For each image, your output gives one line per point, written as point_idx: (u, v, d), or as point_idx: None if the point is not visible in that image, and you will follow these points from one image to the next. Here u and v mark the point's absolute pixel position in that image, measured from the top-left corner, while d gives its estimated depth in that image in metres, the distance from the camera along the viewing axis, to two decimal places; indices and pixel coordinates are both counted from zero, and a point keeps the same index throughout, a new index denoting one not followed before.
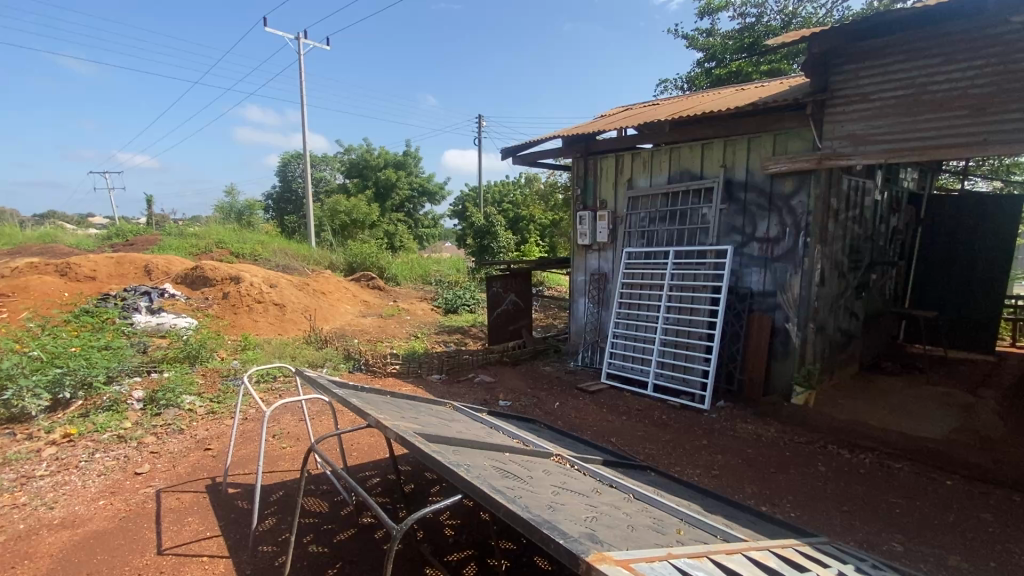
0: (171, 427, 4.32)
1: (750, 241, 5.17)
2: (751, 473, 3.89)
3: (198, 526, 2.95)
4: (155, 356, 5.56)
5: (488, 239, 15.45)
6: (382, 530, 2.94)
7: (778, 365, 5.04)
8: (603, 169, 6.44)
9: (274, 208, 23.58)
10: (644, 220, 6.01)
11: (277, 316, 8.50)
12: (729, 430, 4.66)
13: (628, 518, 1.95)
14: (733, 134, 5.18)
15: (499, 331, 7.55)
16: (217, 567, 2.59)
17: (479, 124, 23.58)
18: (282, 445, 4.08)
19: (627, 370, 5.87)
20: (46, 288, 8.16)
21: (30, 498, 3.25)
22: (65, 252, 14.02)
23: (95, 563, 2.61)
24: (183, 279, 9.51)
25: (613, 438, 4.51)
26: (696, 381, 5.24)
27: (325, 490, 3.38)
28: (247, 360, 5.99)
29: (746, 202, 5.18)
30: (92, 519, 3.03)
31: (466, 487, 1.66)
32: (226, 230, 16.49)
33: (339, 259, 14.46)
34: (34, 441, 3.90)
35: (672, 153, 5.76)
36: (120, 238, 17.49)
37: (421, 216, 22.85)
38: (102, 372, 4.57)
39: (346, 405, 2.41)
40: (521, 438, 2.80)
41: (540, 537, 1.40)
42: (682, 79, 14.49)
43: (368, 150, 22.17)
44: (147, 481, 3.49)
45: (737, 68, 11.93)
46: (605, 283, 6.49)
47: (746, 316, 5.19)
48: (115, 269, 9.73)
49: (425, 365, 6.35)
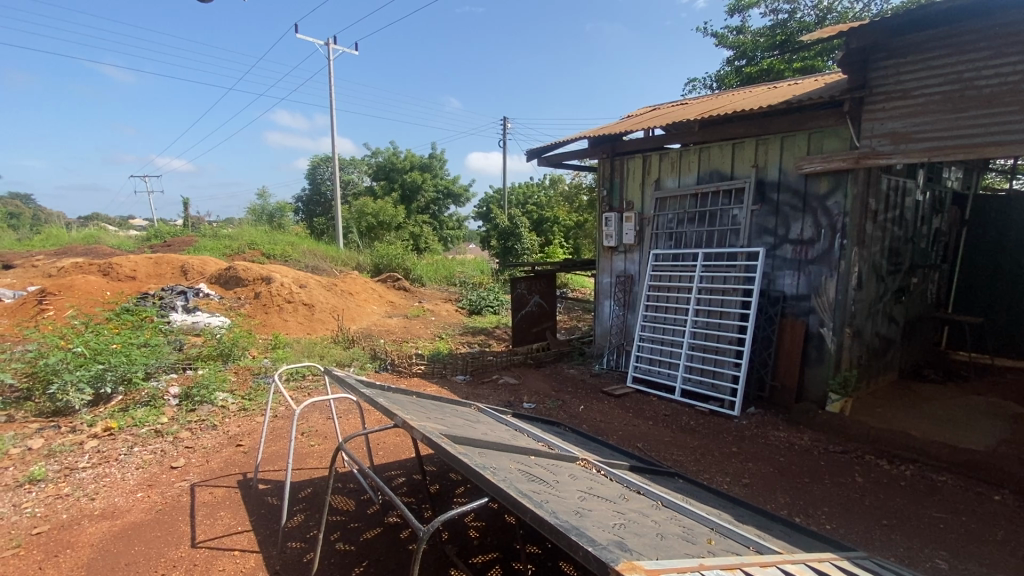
0: (204, 423, 4.44)
1: (783, 243, 5.02)
2: (784, 482, 3.77)
3: (230, 520, 3.03)
4: (190, 354, 5.74)
5: (512, 241, 15.44)
6: (407, 530, 2.95)
7: (812, 371, 4.88)
8: (630, 169, 6.35)
9: (304, 210, 24.17)
10: (672, 221, 5.91)
11: (306, 315, 8.66)
12: (760, 437, 4.53)
13: (657, 526, 1.90)
14: (766, 133, 5.03)
15: (524, 332, 7.55)
16: (247, 562, 2.64)
17: (504, 126, 23.65)
18: (310, 443, 4.16)
19: (653, 373, 5.79)
20: (90, 286, 8.53)
21: (72, 489, 3.39)
22: (107, 252, 14.78)
23: (133, 554, 2.69)
24: (217, 279, 9.80)
25: (639, 444, 4.45)
26: (726, 387, 5.11)
27: (351, 489, 3.42)
28: (278, 359, 6.12)
29: (779, 202, 5.03)
30: (131, 511, 3.14)
31: (493, 490, 1.65)
32: (257, 232, 17.00)
33: (366, 259, 14.70)
34: (78, 434, 4.07)
35: (701, 153, 5.64)
36: (160, 238, 18.39)
37: (446, 217, 23.08)
38: (140, 368, 4.74)
39: (373, 405, 2.43)
40: (546, 441, 2.77)
41: (568, 543, 1.38)
42: (712, 78, 14.31)
43: (395, 153, 22.47)
44: (182, 475, 3.59)
45: (768, 66, 11.69)
46: (631, 285, 6.40)
47: (778, 319, 5.04)
48: (153, 269, 10.10)
49: (449, 366, 6.39)
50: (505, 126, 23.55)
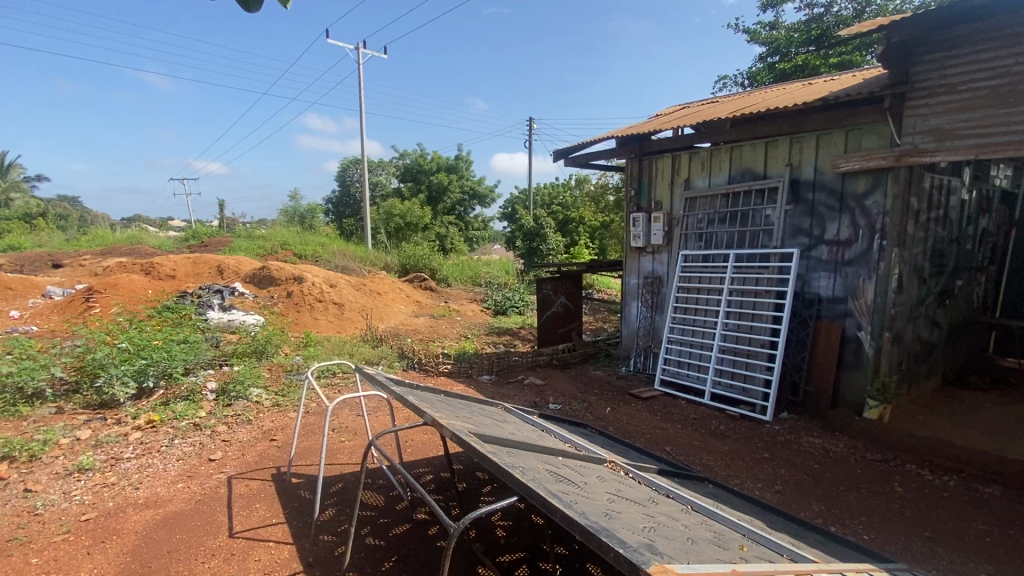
0: (240, 418, 4.59)
1: (818, 243, 4.89)
2: (818, 490, 3.67)
3: (265, 512, 3.12)
4: (226, 350, 5.93)
5: (538, 242, 15.42)
6: (435, 527, 2.99)
7: (847, 376, 4.74)
8: (658, 169, 6.28)
9: (333, 212, 24.71)
10: (702, 221, 5.81)
11: (335, 314, 8.84)
12: (793, 444, 4.41)
13: (687, 530, 1.88)
14: (801, 132, 4.90)
15: (549, 333, 7.54)
16: (281, 553, 2.72)
17: (530, 127, 23.71)
18: (341, 438, 4.25)
19: (682, 376, 5.69)
20: (133, 284, 8.91)
21: (118, 478, 3.55)
22: (148, 253, 15.41)
23: (174, 542, 2.81)
24: (251, 279, 10.10)
25: (667, 447, 4.39)
26: (757, 391, 5.00)
27: (380, 485, 3.48)
28: (309, 356, 6.26)
29: (815, 202, 4.89)
30: (173, 501, 3.27)
31: (522, 489, 1.66)
32: (289, 232, 17.43)
33: (393, 260, 14.92)
34: (123, 426, 4.25)
35: (732, 152, 5.53)
36: (197, 239, 19.08)
37: (471, 218, 23.24)
38: (180, 364, 4.92)
39: (403, 403, 2.47)
40: (573, 443, 2.77)
41: (598, 544, 1.38)
42: (743, 75, 14.03)
43: (422, 155, 22.74)
44: (220, 468, 3.72)
45: (803, 62, 11.38)
46: (659, 286, 6.32)
47: (812, 322, 4.90)
48: (192, 269, 10.48)
49: (475, 366, 6.44)
50: (530, 127, 23.59)
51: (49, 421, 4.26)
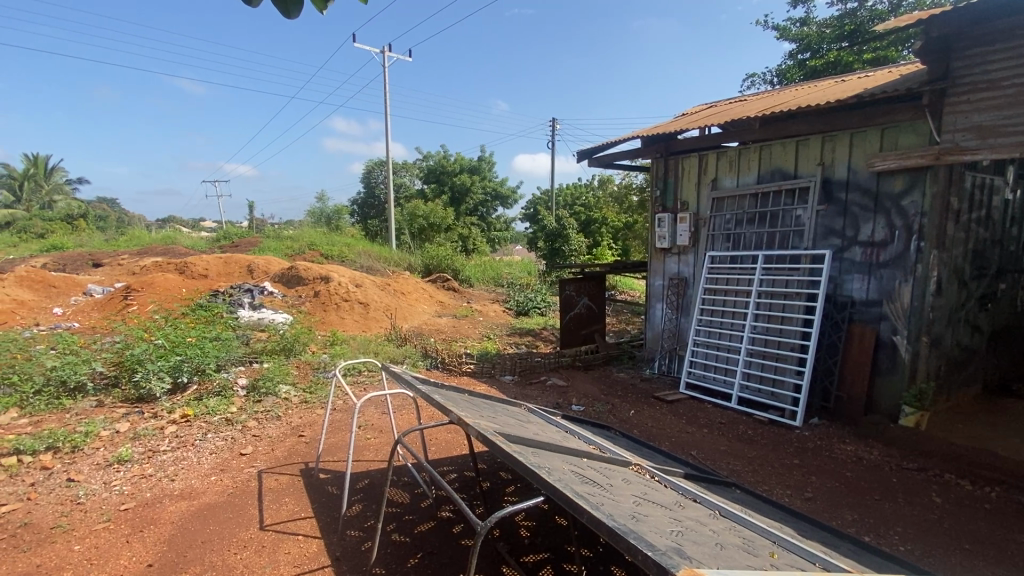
0: (270, 414, 4.71)
1: (851, 245, 4.75)
2: (851, 499, 3.56)
3: (294, 506, 3.19)
4: (257, 348, 6.08)
5: (560, 242, 15.38)
6: (459, 526, 3.01)
7: (882, 382, 4.59)
8: (684, 169, 6.20)
9: (358, 213, 25.14)
10: (730, 222, 5.71)
11: (360, 314, 8.98)
12: (825, 450, 4.29)
13: (715, 535, 1.85)
14: (833, 130, 4.77)
15: (572, 334, 7.50)
16: (310, 546, 2.78)
17: (552, 128, 23.67)
18: (366, 435, 4.32)
19: (708, 379, 5.60)
20: (168, 283, 9.22)
21: (154, 470, 3.67)
22: (182, 253, 15.93)
23: (209, 533, 2.90)
24: (280, 278, 10.33)
25: (693, 451, 4.32)
26: (787, 396, 4.88)
27: (405, 482, 3.52)
28: (336, 355, 6.38)
29: (848, 202, 4.75)
30: (206, 493, 3.37)
31: (548, 489, 1.66)
32: (316, 233, 17.78)
33: (416, 261, 15.08)
34: (159, 419, 4.41)
35: (762, 151, 5.41)
36: (228, 240, 19.63)
37: (493, 219, 23.35)
38: (213, 360, 5.08)
39: (428, 401, 2.49)
40: (597, 445, 2.75)
41: (626, 546, 1.37)
42: (773, 73, 13.76)
43: (445, 156, 22.95)
44: (251, 462, 3.83)
45: (836, 58, 11.09)
46: (685, 288, 6.24)
47: (845, 326, 4.76)
48: (223, 269, 10.78)
49: (498, 366, 6.46)
50: (553, 128, 23.59)
51: (90, 414, 4.44)
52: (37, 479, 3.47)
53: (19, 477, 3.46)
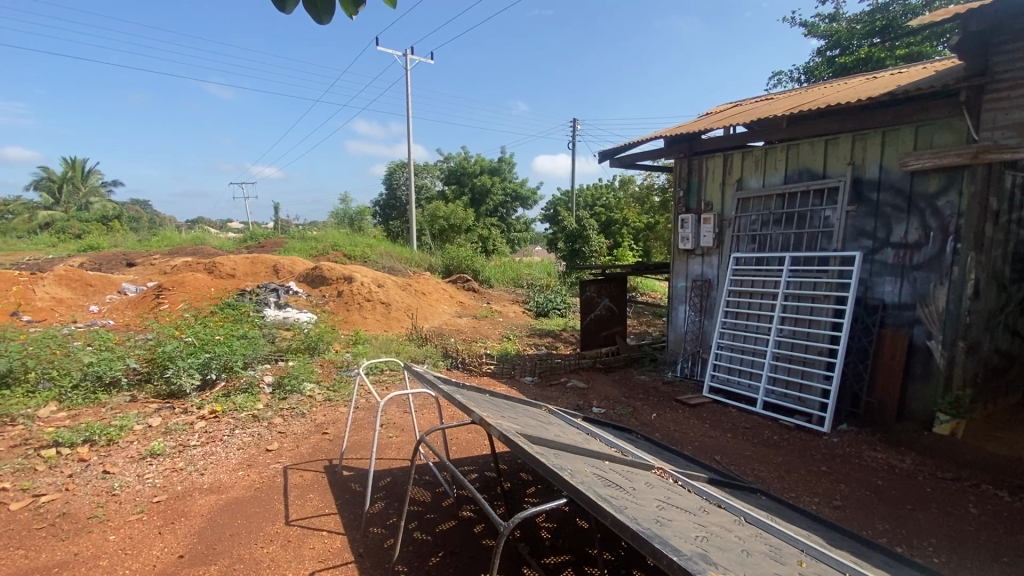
0: (295, 411, 4.80)
1: (883, 246, 4.61)
2: (882, 508, 3.46)
3: (318, 502, 3.25)
4: (282, 346, 6.21)
5: (580, 243, 15.30)
6: (480, 526, 3.02)
7: (915, 388, 4.45)
8: (709, 169, 6.11)
9: (380, 214, 25.47)
10: (756, 223, 5.60)
11: (382, 313, 9.10)
12: (854, 458, 4.17)
13: (741, 542, 1.82)
14: (865, 128, 4.64)
15: (592, 336, 7.45)
16: (334, 542, 2.83)
17: (573, 128, 23.59)
18: (389, 434, 4.37)
19: (732, 383, 5.50)
20: (197, 282, 9.48)
21: (185, 464, 3.78)
22: (210, 253, 16.37)
23: (237, 526, 2.97)
24: (304, 279, 10.53)
25: (717, 456, 4.25)
26: (814, 401, 4.76)
27: (427, 481, 3.55)
28: (358, 354, 6.47)
29: (880, 203, 4.62)
30: (235, 487, 3.46)
31: (572, 491, 1.66)
32: (339, 234, 18.06)
33: (437, 262, 15.20)
34: (189, 415, 4.54)
35: (789, 151, 5.30)
36: (254, 240, 20.08)
37: (513, 220, 23.39)
38: (240, 358, 5.20)
39: (450, 401, 2.51)
40: (619, 448, 2.73)
41: (651, 551, 1.36)
42: (800, 71, 13.47)
43: (466, 157, 23.07)
44: (277, 458, 3.91)
45: (867, 55, 10.80)
46: (709, 290, 6.15)
47: (876, 330, 4.63)
48: (250, 269, 11.03)
49: (518, 367, 6.47)
50: (574, 129, 23.52)
51: (125, 408, 4.59)
52: (75, 471, 3.60)
53: (58, 469, 3.60)
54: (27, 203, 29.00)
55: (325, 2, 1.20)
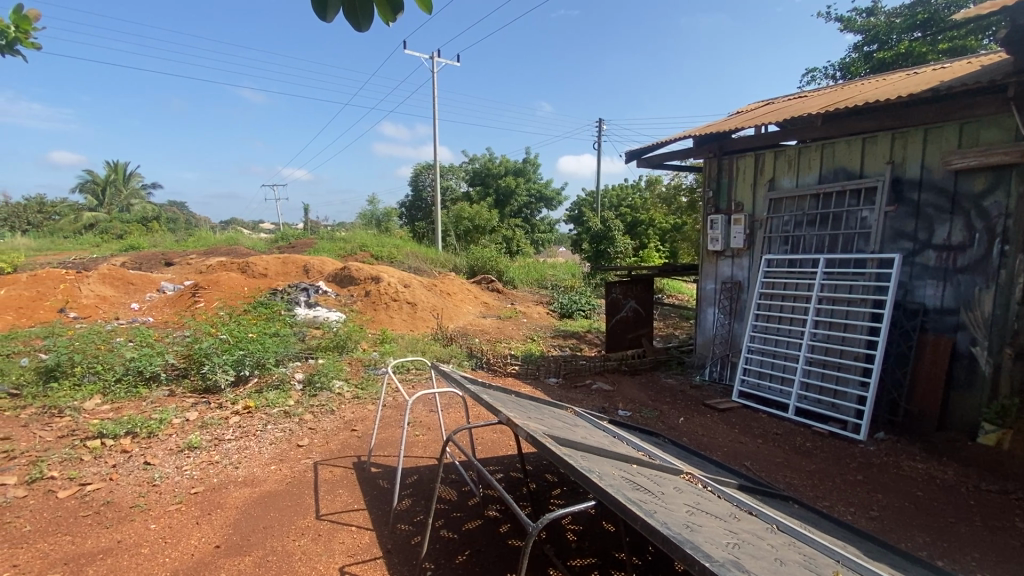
0: (324, 408, 4.91)
1: (924, 249, 4.44)
2: (922, 520, 3.33)
3: (347, 498, 3.31)
4: (312, 344, 6.35)
5: (605, 244, 15.20)
6: (506, 526, 3.03)
7: (958, 397, 4.28)
8: (740, 169, 5.99)
9: (406, 216, 25.81)
10: (788, 224, 5.46)
11: (408, 313, 9.22)
12: (892, 467, 4.02)
13: (774, 550, 1.78)
14: (905, 126, 4.48)
15: (617, 338, 7.39)
16: (363, 537, 2.88)
17: (599, 128, 23.43)
18: (416, 432, 4.42)
19: (763, 388, 5.38)
20: (231, 281, 9.78)
21: (220, 457, 3.91)
22: (243, 253, 16.89)
23: (270, 519, 3.06)
24: (333, 278, 10.74)
25: (747, 462, 4.16)
26: (850, 408, 4.61)
27: (453, 479, 3.58)
28: (385, 352, 6.58)
29: (921, 203, 4.45)
30: (267, 481, 3.56)
31: (601, 494, 1.65)
32: (366, 235, 18.37)
33: (462, 262, 15.31)
34: (224, 410, 4.69)
35: (824, 150, 5.16)
36: (284, 241, 20.59)
37: (538, 221, 23.40)
38: (272, 355, 5.35)
39: (477, 401, 2.53)
40: (646, 451, 2.70)
41: (683, 555, 1.34)
42: (836, 67, 13.10)
43: (491, 159, 23.18)
44: (307, 453, 4.00)
45: (907, 49, 10.42)
46: (739, 292, 6.03)
47: (916, 335, 4.46)
48: (281, 268, 11.33)
49: (542, 368, 6.45)
50: (599, 129, 23.37)
51: (164, 402, 4.78)
52: (118, 461, 3.76)
53: (103, 459, 3.77)
54: (74, 205, 30.46)
55: (365, 9, 1.23)
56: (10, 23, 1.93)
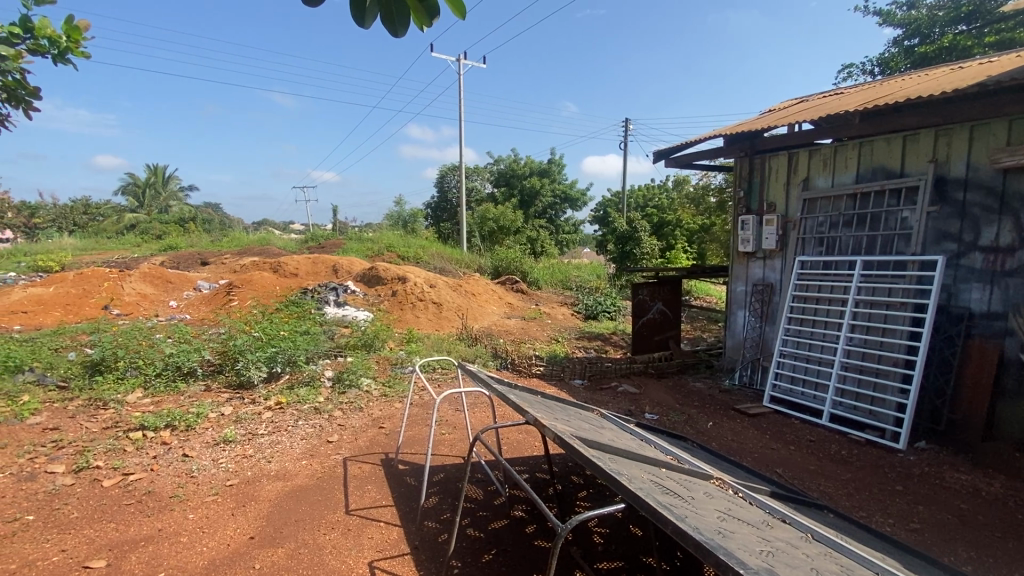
0: (353, 405, 5.00)
1: (970, 250, 4.26)
2: (966, 534, 3.19)
3: (376, 494, 3.37)
4: (341, 343, 6.48)
5: (631, 245, 15.04)
6: (532, 526, 3.03)
7: (1006, 406, 4.08)
8: (772, 168, 5.85)
9: (432, 217, 26.09)
10: (823, 224, 5.30)
11: (434, 313, 9.31)
12: (934, 478, 3.87)
13: (809, 560, 1.73)
14: (949, 123, 4.31)
15: (644, 340, 7.30)
16: (391, 533, 2.93)
17: (625, 128, 23.17)
18: (442, 431, 4.46)
19: (795, 394, 5.24)
20: (264, 280, 10.05)
21: (254, 451, 4.02)
22: (275, 253, 17.35)
23: (301, 512, 3.13)
24: (361, 278, 10.93)
25: (779, 469, 4.05)
26: (888, 415, 4.45)
27: (479, 479, 3.61)
28: (412, 352, 6.66)
29: (966, 203, 4.26)
30: (299, 475, 3.65)
31: (631, 497, 1.64)
32: (392, 235, 18.62)
33: (486, 263, 15.36)
34: (258, 405, 4.82)
35: (862, 149, 4.99)
36: (314, 241, 21.05)
37: (562, 222, 23.33)
38: (303, 353, 5.48)
39: (504, 401, 2.54)
40: (675, 455, 2.66)
41: (715, 561, 1.32)
42: (874, 63, 12.66)
43: (516, 160, 23.25)
44: (337, 449, 4.08)
45: (951, 43, 10.02)
46: (771, 295, 5.88)
47: (961, 341, 4.27)
48: (311, 268, 11.59)
49: (568, 369, 6.42)
50: (626, 128, 23.12)
51: (200, 397, 4.95)
52: (158, 453, 3.91)
53: (144, 450, 3.92)
54: (117, 206, 31.83)
55: (402, 16, 1.25)
56: (63, 34, 2.03)
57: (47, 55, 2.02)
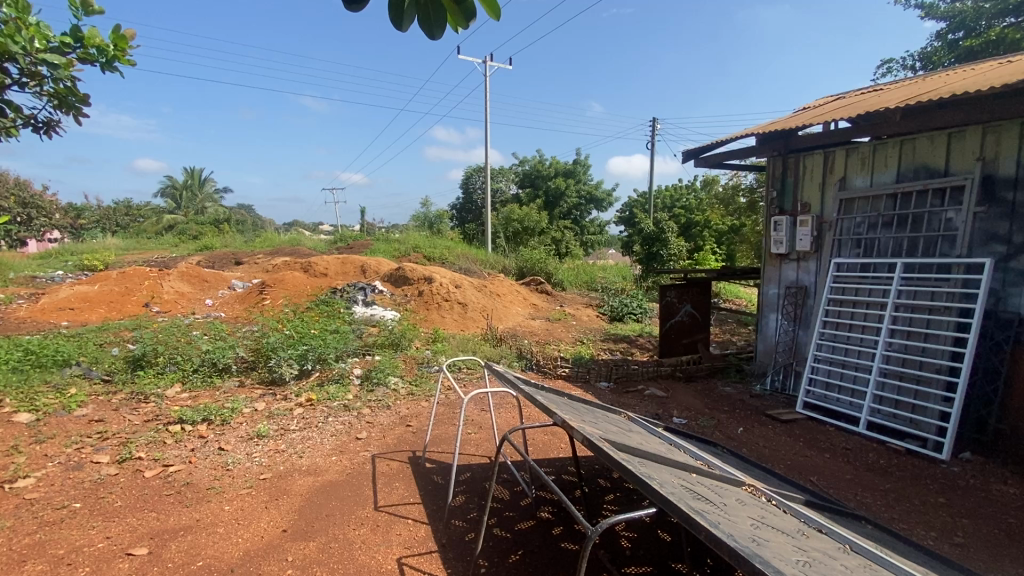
0: (381, 403, 5.08)
1: (1020, 253, 4.05)
2: (1016, 550, 3.03)
3: (404, 491, 3.41)
4: (369, 341, 6.59)
5: (658, 246, 14.84)
6: (559, 527, 3.03)
7: None
8: (807, 168, 5.69)
9: (457, 217, 26.29)
10: (861, 225, 5.13)
11: (459, 313, 9.38)
12: (980, 490, 3.69)
13: (848, 572, 1.68)
14: (998, 120, 4.12)
15: (672, 342, 7.18)
16: (418, 530, 2.97)
17: (652, 127, 22.88)
18: (468, 430, 4.49)
19: (830, 400, 5.08)
20: (295, 279, 10.30)
21: (286, 446, 4.13)
22: (305, 253, 17.76)
23: (331, 507, 3.20)
24: (388, 278, 11.10)
25: (813, 478, 3.94)
26: (929, 424, 4.27)
27: (505, 479, 3.62)
28: (437, 351, 6.72)
29: (1017, 203, 4.07)
30: (330, 470, 3.73)
31: (662, 502, 1.61)
32: (418, 236, 18.83)
33: (511, 264, 15.38)
34: (289, 401, 4.95)
35: (902, 147, 4.81)
36: (342, 242, 21.47)
37: (588, 222, 23.19)
38: (332, 351, 5.60)
39: (531, 401, 2.54)
40: (706, 461, 2.61)
41: (751, 569, 1.29)
42: (916, 58, 12.18)
43: (541, 160, 23.20)
44: (365, 446, 4.15)
45: (999, 35, 9.57)
46: (804, 298, 5.72)
47: (1010, 347, 4.07)
48: (340, 268, 11.82)
49: (593, 371, 6.37)
50: (652, 128, 22.82)
51: (235, 392, 5.10)
52: (196, 446, 4.05)
53: (183, 442, 4.07)
54: (157, 207, 33.11)
55: (439, 17, 1.27)
56: (110, 43, 2.12)
57: (96, 63, 2.12)
